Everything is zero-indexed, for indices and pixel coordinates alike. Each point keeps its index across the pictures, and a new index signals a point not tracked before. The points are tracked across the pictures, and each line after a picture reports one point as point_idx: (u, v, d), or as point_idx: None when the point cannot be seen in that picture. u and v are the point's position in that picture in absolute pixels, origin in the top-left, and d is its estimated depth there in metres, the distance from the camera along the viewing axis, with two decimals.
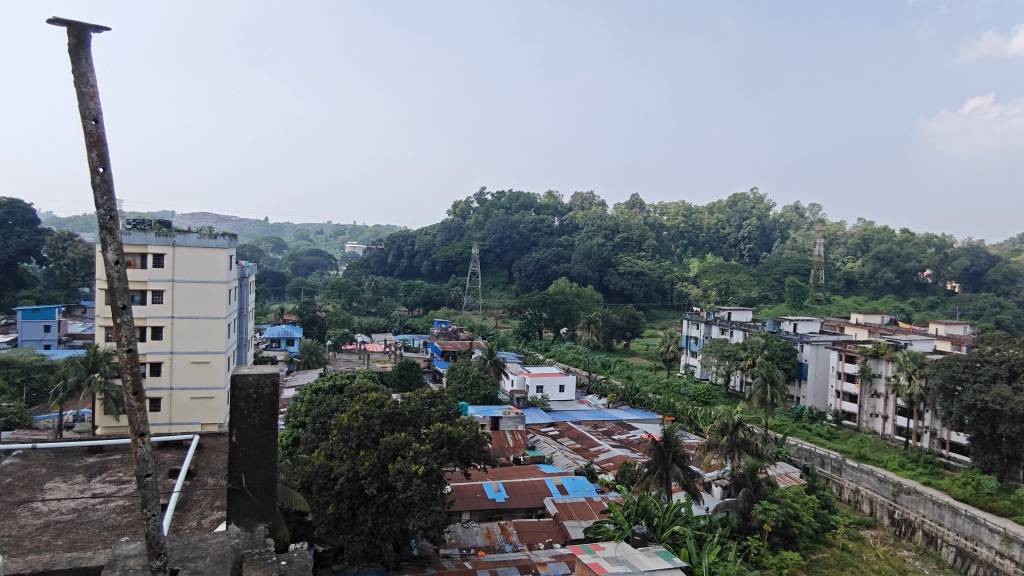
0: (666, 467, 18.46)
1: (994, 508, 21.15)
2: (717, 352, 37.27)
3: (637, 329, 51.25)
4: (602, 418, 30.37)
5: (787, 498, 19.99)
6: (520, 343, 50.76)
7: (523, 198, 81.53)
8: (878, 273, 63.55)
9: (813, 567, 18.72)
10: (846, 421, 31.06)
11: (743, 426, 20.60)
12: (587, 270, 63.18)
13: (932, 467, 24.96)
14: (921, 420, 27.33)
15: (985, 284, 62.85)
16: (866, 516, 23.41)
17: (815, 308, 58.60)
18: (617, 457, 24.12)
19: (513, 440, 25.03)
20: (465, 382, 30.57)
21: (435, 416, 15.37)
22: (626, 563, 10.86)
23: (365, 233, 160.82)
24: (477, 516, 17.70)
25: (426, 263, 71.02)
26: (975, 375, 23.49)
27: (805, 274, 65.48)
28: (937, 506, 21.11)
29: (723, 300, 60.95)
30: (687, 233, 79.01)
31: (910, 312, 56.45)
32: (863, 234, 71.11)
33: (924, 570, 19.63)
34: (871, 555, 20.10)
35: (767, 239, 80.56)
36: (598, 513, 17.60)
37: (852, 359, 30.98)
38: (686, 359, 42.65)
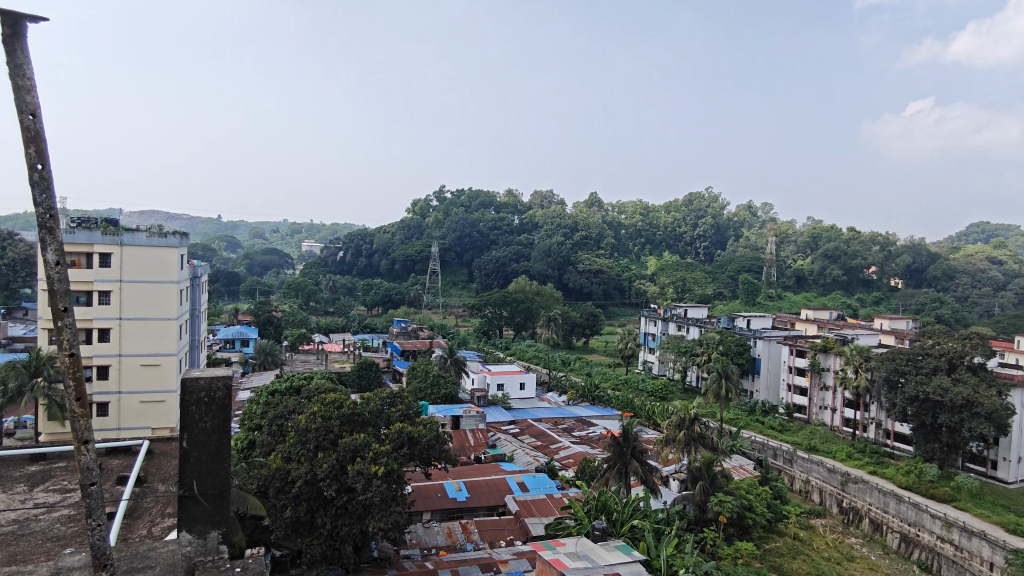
0: (625, 463, 18.76)
1: (935, 495, 22.15)
2: (674, 348, 37.93)
3: (596, 326, 51.85)
4: (562, 415, 30.64)
5: (741, 490, 20.53)
6: (480, 341, 50.76)
7: (482, 197, 81.42)
8: (826, 270, 65.65)
9: (766, 556, 19.28)
10: (797, 413, 32.07)
11: (699, 420, 21.08)
12: (546, 268, 63.55)
13: (878, 456, 25.97)
14: (867, 412, 28.39)
15: (926, 280, 65.60)
16: (817, 505, 24.20)
17: (767, 305, 60.21)
18: (577, 453, 24.36)
19: (473, 438, 25.04)
20: (426, 381, 30.42)
21: (395, 416, 15.27)
22: (586, 558, 11.01)
23: (321, 232, 158.24)
24: (437, 516, 17.64)
25: (385, 262, 70.31)
26: (918, 367, 24.48)
27: (757, 272, 67.12)
28: (883, 494, 21.95)
29: (679, 297, 62.05)
30: (645, 232, 80.12)
31: (856, 308, 58.54)
32: (812, 233, 73.31)
33: (870, 555, 20.41)
34: (821, 543, 20.80)
35: (722, 238, 82.37)
36: (558, 509, 17.73)
37: (802, 353, 31.99)
38: (644, 355, 43.30)
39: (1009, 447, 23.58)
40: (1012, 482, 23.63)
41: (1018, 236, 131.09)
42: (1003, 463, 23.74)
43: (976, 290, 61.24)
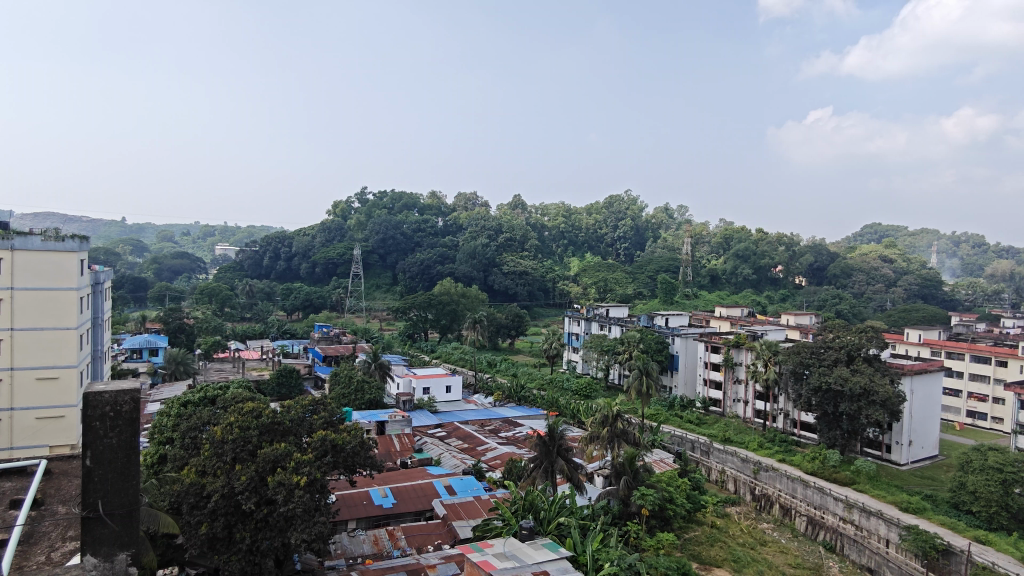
0: (552, 461, 19.06)
1: (838, 479, 23.70)
2: (597, 347, 38.77)
3: (521, 327, 52.39)
4: (488, 416, 30.75)
5: (662, 483, 21.24)
6: (405, 345, 50.19)
7: (406, 198, 80.46)
8: (738, 269, 68.94)
9: (686, 545, 20.05)
10: (712, 407, 33.55)
11: (622, 417, 21.70)
12: (471, 270, 63.54)
13: (786, 445, 27.53)
14: (776, 403, 30.07)
15: (826, 278, 70.12)
16: (732, 494, 25.37)
17: (684, 303, 62.56)
18: (504, 454, 24.51)
19: (399, 443, 24.71)
20: (350, 387, 29.78)
21: (317, 423, 14.89)
22: (514, 558, 11.13)
23: (237, 234, 151.91)
24: (363, 524, 17.32)
25: (305, 266, 68.34)
26: (820, 359, 26.11)
27: (675, 272, 69.58)
28: (791, 480, 23.28)
29: (601, 296, 63.56)
30: (568, 234, 81.50)
31: (764, 305, 61.84)
32: (724, 234, 76.86)
33: (781, 539, 21.58)
34: (736, 530, 21.83)
35: (641, 238, 85.07)
36: (486, 511, 17.81)
37: (717, 349, 33.49)
38: (568, 355, 44.07)
39: (901, 431, 25.54)
40: (905, 464, 25.61)
41: (908, 236, 141.85)
42: (896, 447, 25.70)
43: (871, 286, 65.96)
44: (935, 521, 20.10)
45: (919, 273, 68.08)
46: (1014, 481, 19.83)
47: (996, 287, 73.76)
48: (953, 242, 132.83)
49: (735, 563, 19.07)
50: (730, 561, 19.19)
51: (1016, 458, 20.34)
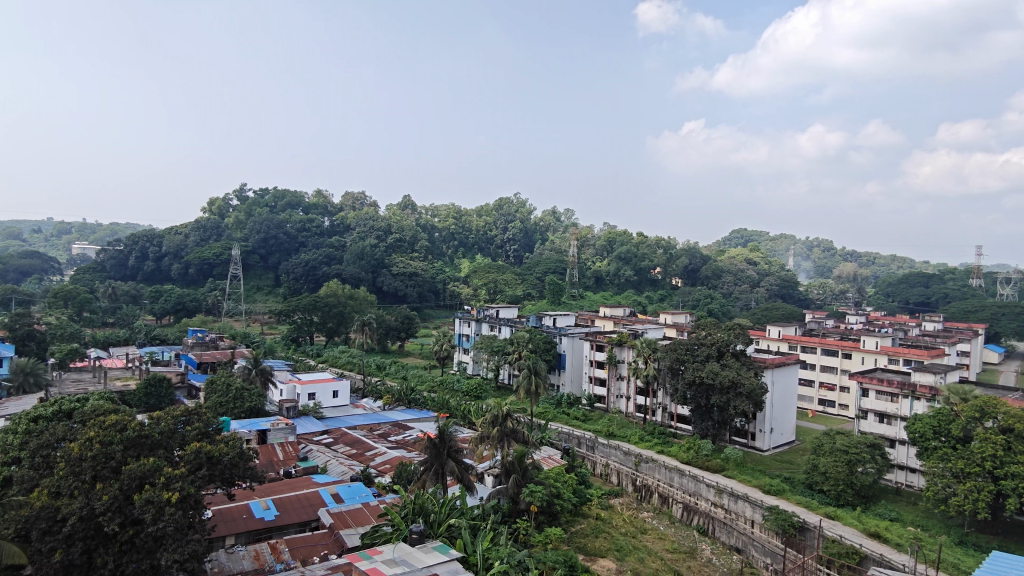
0: (442, 463, 19.05)
1: (709, 467, 25.40)
2: (487, 348, 39.12)
3: (411, 329, 51.90)
4: (377, 420, 30.20)
5: (550, 479, 21.81)
6: (289, 349, 48.24)
7: (289, 196, 77.18)
8: (620, 271, 72.09)
9: (573, 538, 20.74)
10: (597, 403, 34.90)
11: (511, 416, 22.12)
12: (359, 271, 62.07)
13: (664, 437, 29.15)
14: (655, 398, 31.74)
15: (699, 278, 74.87)
16: (615, 486, 26.49)
17: (571, 304, 64.48)
18: (393, 458, 24.18)
19: (282, 452, 23.67)
20: (227, 395, 28.15)
21: (190, 435, 14.00)
22: (404, 563, 11.04)
23: (97, 232, 139.10)
24: (242, 539, 16.47)
25: (177, 266, 63.82)
26: (694, 355, 27.87)
27: (562, 273, 71.47)
28: (669, 470, 25.02)
29: (491, 298, 64.14)
30: (458, 235, 81.44)
31: (645, 304, 65.11)
32: (608, 237, 80.10)
33: (659, 526, 22.80)
34: (618, 520, 22.82)
35: (529, 240, 86.98)
36: (375, 517, 17.50)
37: (601, 348, 34.87)
38: (459, 356, 44.10)
39: (764, 420, 27.84)
40: (767, 450, 27.92)
41: (769, 240, 154.61)
42: (760, 434, 27.95)
43: (738, 287, 71.34)
44: (793, 502, 22.07)
45: (779, 275, 74.32)
46: (858, 460, 22.13)
47: (842, 288, 82.06)
48: (807, 247, 146.51)
49: (619, 552, 19.94)
50: (613, 551, 20.03)
51: (858, 440, 22.74)
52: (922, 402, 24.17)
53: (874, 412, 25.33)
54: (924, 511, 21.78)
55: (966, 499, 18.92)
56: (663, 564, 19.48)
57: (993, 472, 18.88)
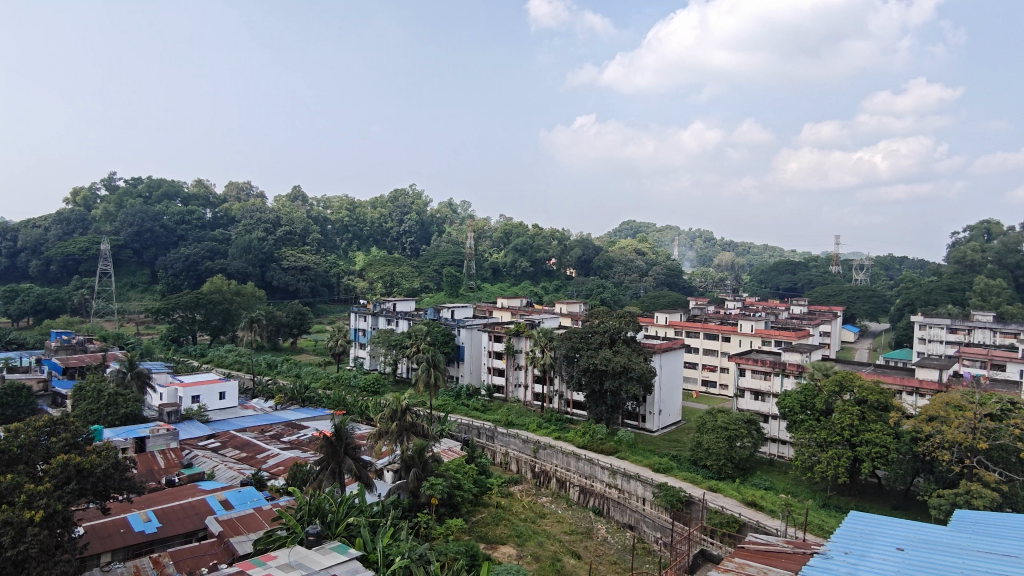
0: (339, 462, 18.64)
1: (604, 449, 26.42)
2: (384, 342, 38.56)
3: (304, 325, 50.18)
4: (269, 421, 28.99)
5: (450, 471, 21.85)
6: (169, 350, 45.15)
7: (166, 186, 71.95)
8: (516, 262, 73.09)
9: (474, 528, 20.94)
10: (496, 393, 35.32)
11: (410, 410, 21.94)
12: (246, 266, 59.01)
13: (561, 423, 29.99)
14: (552, 385, 32.57)
15: (592, 268, 77.35)
16: (515, 474, 26.97)
17: (468, 296, 64.71)
18: (287, 459, 23.31)
19: (163, 460, 22.17)
20: (98, 401, 25.94)
21: (56, 447, 12.83)
22: (301, 567, 10.69)
23: None
24: (120, 555, 15.31)
25: (36, 263, 57.88)
26: (588, 343, 28.76)
27: (459, 265, 71.43)
28: (566, 455, 25.82)
29: (388, 291, 63.11)
30: (352, 227, 79.24)
31: (541, 295, 66.51)
32: (505, 228, 80.96)
33: (557, 510, 23.48)
34: (518, 507, 23.28)
35: (426, 233, 86.33)
36: (268, 522, 16.82)
37: (499, 338, 35.30)
38: (355, 351, 43.19)
39: (653, 402, 29.34)
40: (657, 430, 29.47)
41: (656, 232, 162.00)
42: (650, 416, 29.43)
43: (628, 276, 74.49)
44: (680, 478, 23.43)
45: (665, 265, 78.21)
46: (736, 436, 23.80)
47: (722, 276, 87.58)
48: (690, 239, 155.23)
49: (519, 538, 20.35)
50: (513, 537, 20.43)
51: (736, 417, 24.47)
52: (791, 379, 26.33)
53: (750, 391, 27.32)
54: (793, 479, 23.82)
55: (829, 466, 20.85)
56: (561, 546, 20.09)
57: (850, 440, 20.90)
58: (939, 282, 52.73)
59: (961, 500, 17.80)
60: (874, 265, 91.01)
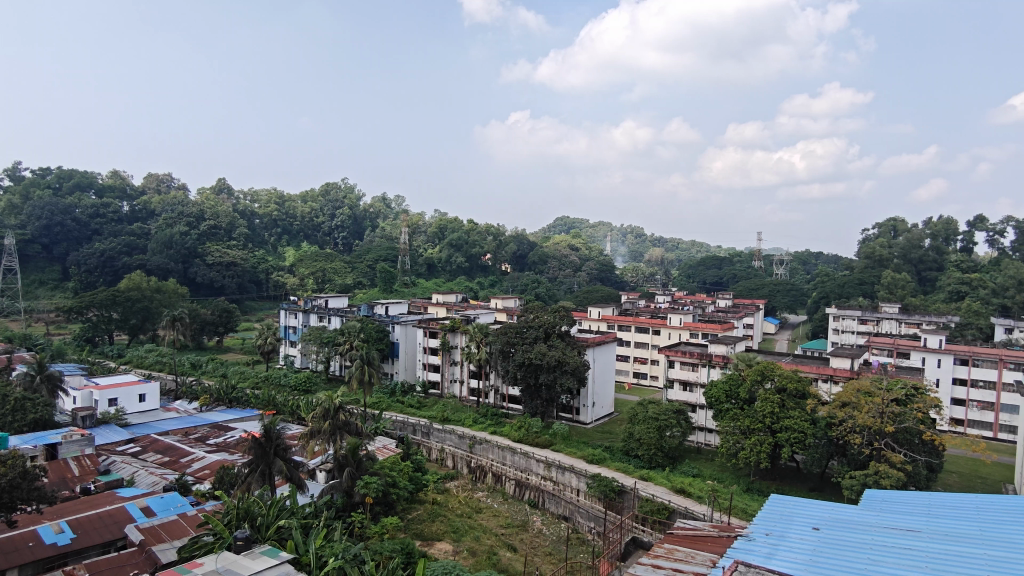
0: (269, 463, 18.14)
1: (539, 443, 26.73)
2: (316, 340, 37.67)
3: (231, 323, 48.41)
4: (193, 423, 27.84)
5: (385, 469, 21.60)
6: (82, 351, 42.63)
7: (78, 176, 67.77)
8: (452, 258, 72.74)
9: (410, 525, 20.80)
10: (432, 389, 35.11)
11: (343, 408, 21.53)
12: (167, 261, 56.31)
13: (497, 418, 30.13)
14: (487, 380, 32.68)
15: (527, 264, 77.86)
16: (450, 470, 26.90)
17: (403, 291, 64.03)
18: (213, 462, 22.46)
19: (78, 468, 20.95)
20: (3, 407, 24.24)
21: None
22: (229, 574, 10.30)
23: None
24: (29, 570, 14.36)
25: None
26: (523, 338, 28.98)
27: (393, 260, 70.49)
28: (502, 450, 25.99)
29: (319, 288, 61.67)
30: (281, 222, 76.81)
31: (476, 290, 66.47)
32: (439, 224, 80.38)
33: (493, 504, 23.60)
34: (454, 502, 23.26)
35: (358, 228, 84.82)
36: (193, 528, 16.17)
37: (434, 334, 35.11)
38: (285, 350, 42.25)
39: (586, 395, 29.89)
40: (590, 422, 30.05)
41: (590, 227, 164.51)
42: (584, 408, 29.99)
43: (562, 271, 75.41)
44: (613, 468, 24.00)
45: (598, 260, 79.66)
46: (666, 426, 24.58)
47: (652, 271, 89.99)
48: (622, 235, 158.70)
49: (455, 534, 20.37)
50: (450, 533, 20.43)
51: (666, 408, 25.24)
52: (717, 369, 27.40)
53: (679, 381, 28.24)
54: (719, 466, 24.80)
55: (752, 452, 21.82)
56: (497, 540, 20.22)
57: (771, 427, 21.93)
58: (851, 276, 55.91)
59: (870, 480, 19.00)
60: (793, 260, 95.57)
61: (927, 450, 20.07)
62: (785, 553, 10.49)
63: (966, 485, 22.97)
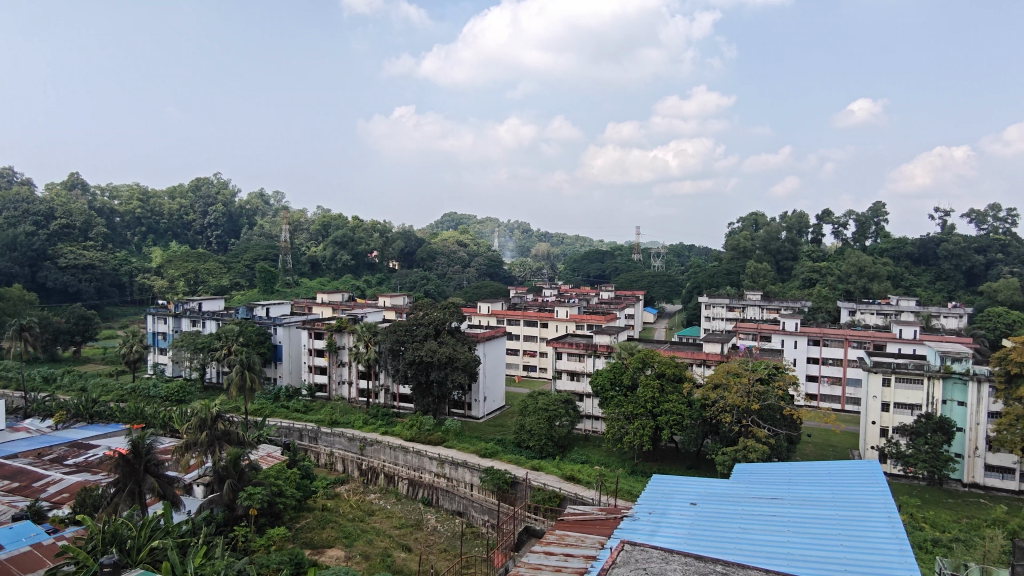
0: (139, 480, 16.86)
1: (432, 440, 26.60)
2: (189, 345, 35.27)
3: (90, 331, 44.24)
4: (48, 443, 25.19)
5: (271, 478, 20.62)
6: None
7: None
8: (336, 256, 70.54)
9: (298, 535, 20.03)
10: (318, 392, 33.95)
11: (222, 417, 20.35)
12: (10, 265, 50.50)
13: (388, 418, 29.66)
14: (377, 380, 32.13)
15: (415, 261, 76.99)
16: (340, 474, 26.17)
17: (285, 292, 61.35)
18: (73, 484, 20.47)
19: None
20: None
21: None
22: None
23: None
24: None
25: None
26: (413, 335, 28.67)
27: (273, 260, 67.36)
28: (394, 450, 25.63)
29: (192, 290, 57.67)
30: (146, 220, 71.01)
31: (363, 289, 64.95)
32: (322, 221, 77.88)
33: (385, 505, 23.21)
34: (345, 507, 22.64)
35: (234, 226, 80.34)
36: (50, 559, 14.69)
37: (320, 335, 33.97)
38: (154, 358, 39.17)
39: (478, 390, 30.14)
40: (481, 417, 30.31)
41: (477, 223, 165.46)
42: (475, 403, 30.20)
43: (451, 268, 75.22)
44: (505, 460, 24.37)
45: (486, 256, 80.31)
46: (555, 416, 25.27)
47: (538, 265, 92.01)
48: (508, 231, 161.03)
49: (346, 539, 19.84)
50: (341, 539, 19.87)
51: (555, 398, 25.93)
52: (601, 359, 28.55)
53: (566, 372, 29.10)
54: (605, 451, 25.86)
55: (635, 436, 22.97)
56: (390, 542, 19.93)
57: (652, 411, 23.17)
58: (720, 267, 60.07)
59: (740, 455, 20.56)
60: (669, 252, 101.27)
61: (787, 424, 21.96)
62: (667, 529, 11.15)
63: (820, 453, 25.43)
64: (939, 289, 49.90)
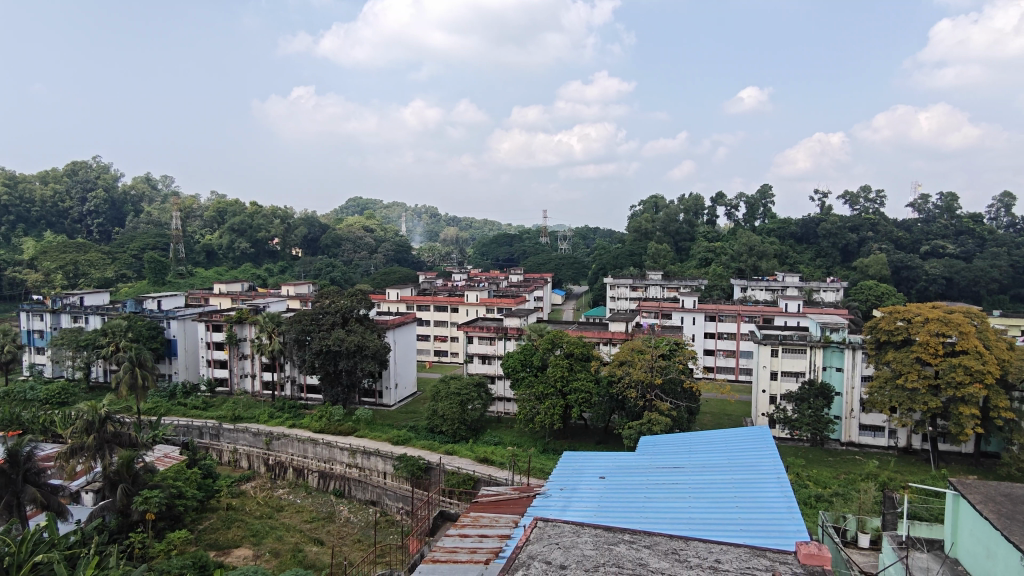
0: (17, 491, 15.52)
1: (342, 430, 26.05)
2: (70, 344, 32.55)
3: None
4: None
5: (169, 480, 19.49)
6: None
7: None
8: (234, 244, 67.27)
9: (201, 536, 19.16)
10: (219, 387, 32.36)
11: (112, 419, 18.96)
12: None
13: (295, 410, 28.77)
14: (282, 371, 31.03)
15: (319, 247, 74.64)
16: (246, 471, 25.19)
17: (178, 283, 57.99)
18: None
19: None
20: None
21: None
22: None
23: None
24: None
25: None
26: (319, 324, 27.80)
27: (164, 249, 63.30)
28: (302, 443, 24.90)
29: (72, 284, 53.21)
30: (13, 207, 64.07)
31: (264, 278, 62.37)
32: (217, 207, 73.82)
33: (295, 500, 22.57)
34: (252, 505, 21.83)
35: (117, 214, 74.73)
36: None
37: (218, 328, 32.29)
38: (29, 359, 35.89)
39: (388, 377, 29.74)
40: (393, 404, 29.98)
41: (383, 208, 162.57)
42: (386, 391, 29.81)
43: (357, 253, 73.59)
44: (418, 446, 24.26)
45: (393, 241, 79.13)
46: (467, 399, 25.40)
47: (447, 250, 91.72)
48: (416, 216, 159.27)
49: (254, 537, 19.17)
50: (248, 538, 19.16)
51: (467, 382, 26.05)
52: (512, 341, 28.91)
53: (478, 355, 29.31)
54: (517, 431, 26.28)
55: (546, 415, 23.49)
56: (302, 536, 19.45)
57: (562, 390, 23.78)
58: (623, 248, 62.11)
59: (644, 428, 21.46)
60: (574, 235, 103.76)
61: (687, 397, 23.13)
62: (577, 504, 11.51)
63: (718, 422, 27.00)
64: (819, 265, 53.97)
